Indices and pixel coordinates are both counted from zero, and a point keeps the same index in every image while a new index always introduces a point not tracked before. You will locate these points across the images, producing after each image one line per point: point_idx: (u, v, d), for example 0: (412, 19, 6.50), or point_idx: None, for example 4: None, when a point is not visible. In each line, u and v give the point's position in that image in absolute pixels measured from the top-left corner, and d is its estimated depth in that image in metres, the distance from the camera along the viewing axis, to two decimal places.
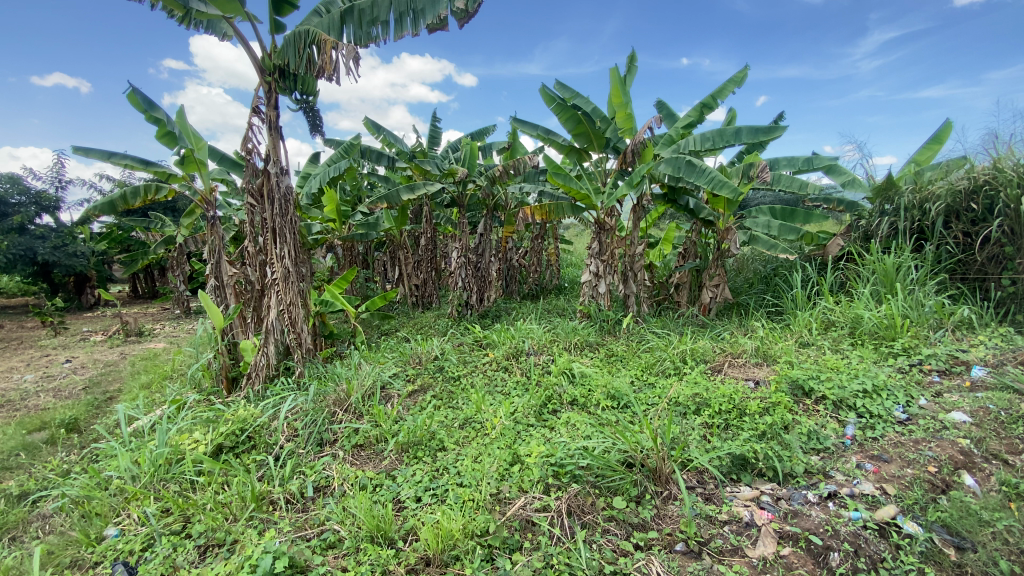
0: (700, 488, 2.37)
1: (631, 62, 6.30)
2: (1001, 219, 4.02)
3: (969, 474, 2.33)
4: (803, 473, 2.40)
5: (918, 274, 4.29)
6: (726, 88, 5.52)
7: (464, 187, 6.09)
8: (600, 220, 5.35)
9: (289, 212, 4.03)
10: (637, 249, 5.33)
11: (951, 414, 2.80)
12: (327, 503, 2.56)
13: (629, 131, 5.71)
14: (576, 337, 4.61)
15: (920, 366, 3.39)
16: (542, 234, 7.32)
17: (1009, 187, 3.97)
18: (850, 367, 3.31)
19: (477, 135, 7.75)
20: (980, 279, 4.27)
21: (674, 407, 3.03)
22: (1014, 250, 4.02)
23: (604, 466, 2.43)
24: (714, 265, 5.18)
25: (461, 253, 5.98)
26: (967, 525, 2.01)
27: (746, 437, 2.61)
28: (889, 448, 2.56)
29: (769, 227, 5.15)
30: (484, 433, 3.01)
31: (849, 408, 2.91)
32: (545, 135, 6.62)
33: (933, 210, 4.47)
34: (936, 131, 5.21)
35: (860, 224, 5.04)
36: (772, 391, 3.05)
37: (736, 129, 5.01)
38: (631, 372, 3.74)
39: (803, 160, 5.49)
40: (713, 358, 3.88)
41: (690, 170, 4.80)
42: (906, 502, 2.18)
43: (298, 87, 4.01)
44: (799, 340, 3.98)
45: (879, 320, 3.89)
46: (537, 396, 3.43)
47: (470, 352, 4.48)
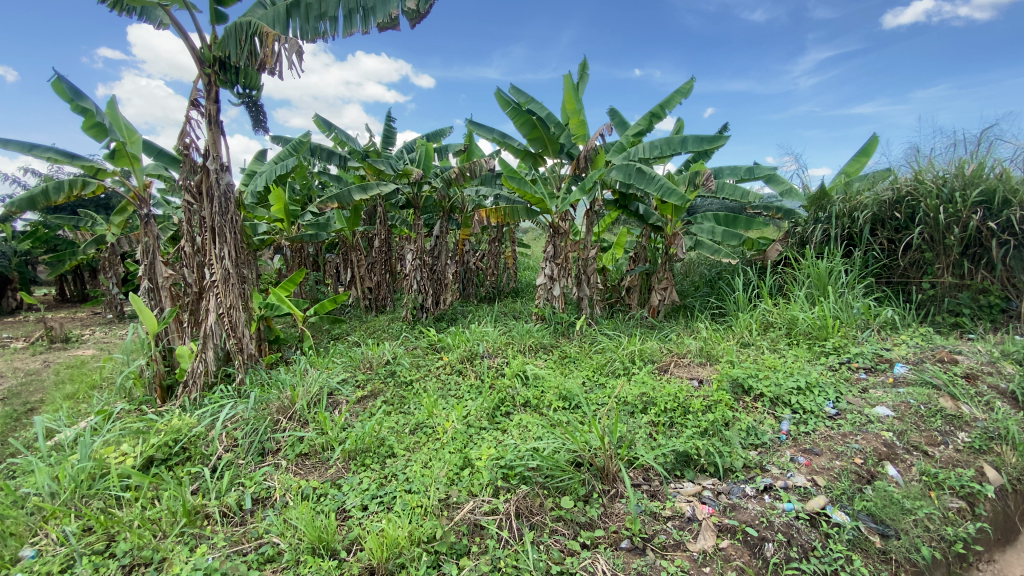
0: (645, 486, 2.42)
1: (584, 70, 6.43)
2: (920, 228, 4.42)
3: (892, 466, 2.52)
4: (741, 468, 2.49)
5: (848, 278, 4.58)
6: (673, 98, 5.73)
7: (419, 188, 6.01)
8: (554, 223, 5.41)
9: (230, 212, 3.84)
10: (590, 253, 5.41)
11: (875, 408, 2.99)
12: (267, 515, 2.44)
13: (582, 138, 5.82)
14: (531, 339, 4.63)
15: (849, 364, 3.61)
16: (498, 237, 7.32)
17: (928, 199, 4.35)
18: (786, 366, 3.48)
19: (433, 137, 7.69)
20: (902, 283, 4.65)
21: (623, 406, 3.09)
22: (933, 256, 4.42)
23: (553, 466, 2.44)
24: (662, 268, 5.34)
25: (416, 255, 5.88)
26: (890, 514, 2.18)
27: (689, 434, 2.69)
28: (820, 441, 2.70)
29: (713, 233, 5.37)
30: (435, 438, 2.95)
31: (784, 404, 3.06)
32: (500, 139, 6.64)
33: (862, 219, 4.78)
34: (863, 145, 5.58)
35: (797, 230, 5.32)
36: (715, 389, 3.16)
37: (683, 138, 5.20)
38: (583, 373, 3.78)
39: (745, 169, 5.75)
40: (660, 358, 3.99)
41: (639, 177, 4.95)
42: (835, 492, 2.31)
43: (239, 80, 3.84)
44: (741, 340, 4.15)
45: (813, 321, 4.12)
46: (490, 399, 3.41)
47: (423, 356, 4.40)
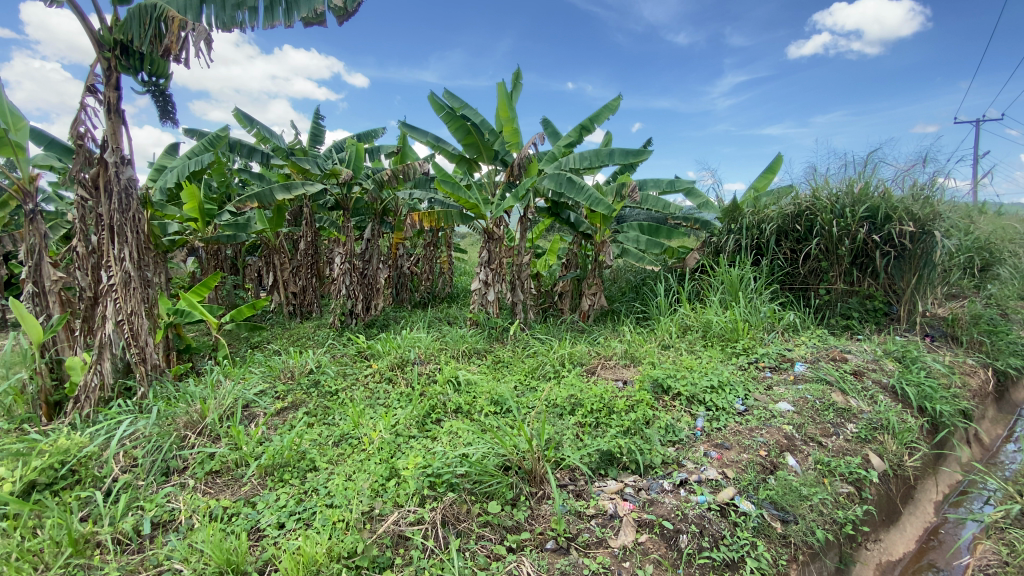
0: (571, 486, 2.48)
1: (517, 80, 6.53)
2: (817, 239, 4.87)
3: (791, 456, 2.76)
4: (660, 464, 2.62)
5: (756, 284, 4.96)
6: (601, 112, 5.96)
7: (349, 190, 5.79)
8: (488, 229, 5.41)
9: (133, 209, 3.50)
10: (524, 259, 5.48)
11: (778, 404, 3.25)
12: (169, 540, 2.24)
13: (516, 145, 5.89)
14: (465, 345, 4.61)
15: (756, 363, 3.90)
16: (433, 241, 7.23)
17: (823, 214, 4.82)
18: (701, 366, 3.71)
19: (364, 137, 7.48)
20: (803, 289, 5.12)
21: (552, 409, 3.14)
22: (828, 265, 4.91)
23: (481, 472, 2.42)
24: (592, 274, 5.52)
25: (344, 259, 5.67)
26: (790, 500, 2.38)
27: (613, 433, 2.79)
28: (730, 436, 2.89)
29: (638, 242, 5.71)
30: (360, 449, 2.85)
31: (700, 402, 3.25)
32: (435, 142, 6.59)
33: (769, 230, 5.19)
34: (769, 163, 6.09)
35: (712, 240, 5.69)
36: (637, 389, 3.31)
37: (611, 151, 5.41)
38: (515, 378, 3.81)
39: (667, 182, 6.09)
40: (588, 360, 4.11)
41: (570, 187, 5.10)
42: (743, 483, 2.47)
43: (144, 67, 3.53)
44: (663, 342, 4.37)
45: (725, 324, 4.42)
46: (420, 406, 3.35)
47: (351, 364, 4.24)
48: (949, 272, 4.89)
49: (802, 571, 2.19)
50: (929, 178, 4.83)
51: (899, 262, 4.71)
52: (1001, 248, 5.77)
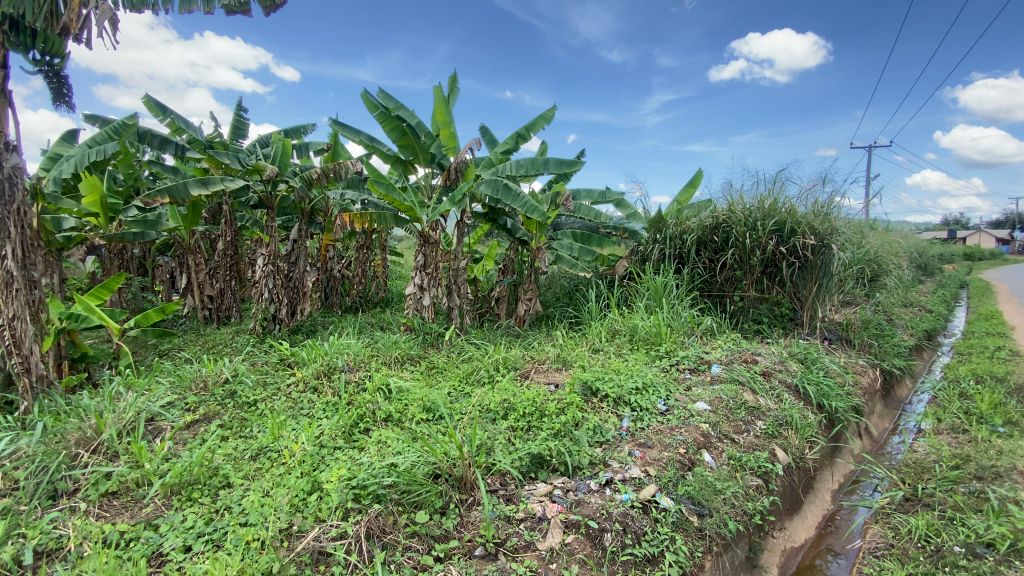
0: (501, 491, 2.49)
1: (454, 84, 6.52)
2: (732, 250, 5.25)
3: (707, 452, 2.93)
4: (588, 464, 2.69)
5: (678, 291, 5.25)
6: (537, 122, 6.08)
7: (274, 188, 5.46)
8: (424, 232, 5.31)
9: (18, 201, 3.11)
10: (460, 263, 5.45)
11: (696, 403, 3.45)
12: (53, 572, 1.99)
13: (452, 149, 5.86)
14: (397, 351, 4.50)
15: (677, 365, 4.13)
16: (366, 243, 7.03)
17: (738, 227, 5.20)
18: (627, 368, 3.86)
19: (292, 133, 7.15)
20: (720, 296, 5.48)
21: (484, 414, 3.14)
22: (741, 274, 5.30)
23: (409, 481, 2.37)
24: (527, 280, 5.59)
25: (268, 261, 5.36)
26: (705, 495, 2.52)
27: (543, 437, 2.83)
28: (653, 435, 3.04)
29: (571, 249, 5.96)
30: (280, 463, 2.70)
31: (625, 403, 3.38)
32: (368, 142, 6.42)
33: (689, 241, 5.53)
34: (691, 178, 6.49)
35: (640, 248, 5.97)
36: (567, 393, 3.38)
37: (545, 159, 5.54)
38: (449, 383, 3.77)
39: (598, 193, 6.33)
40: (522, 365, 4.16)
41: (506, 193, 5.16)
42: (663, 480, 2.60)
43: (37, 44, 3.20)
44: (593, 347, 4.51)
45: (650, 328, 4.64)
46: (347, 416, 3.22)
47: (272, 372, 4.01)
48: (844, 282, 5.44)
49: (716, 561, 2.34)
50: (827, 197, 5.36)
51: (803, 272, 5.17)
52: (886, 261, 6.51)
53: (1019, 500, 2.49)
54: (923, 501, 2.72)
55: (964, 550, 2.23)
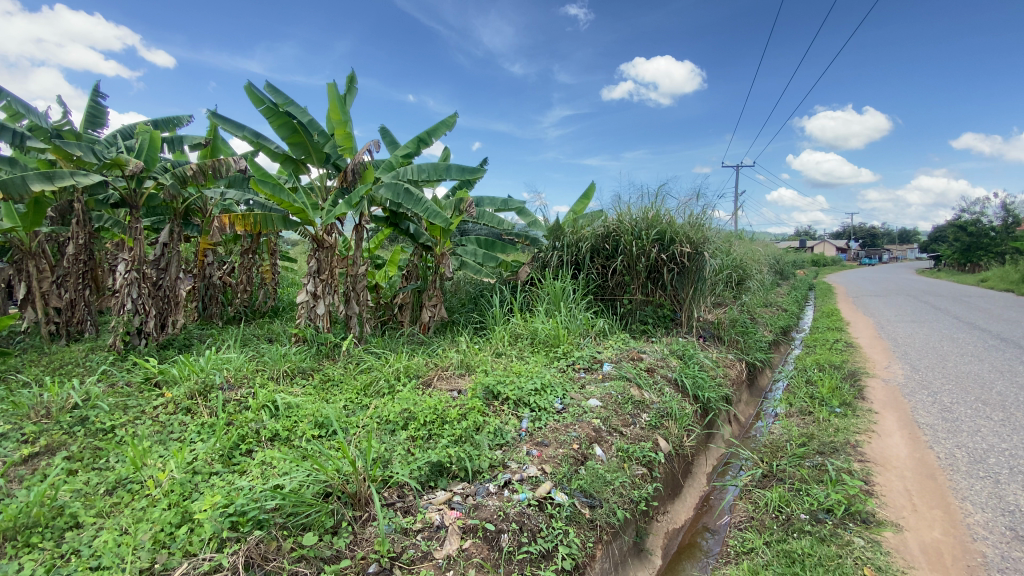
0: (399, 503, 2.41)
1: (352, 83, 6.29)
2: (622, 257, 5.65)
3: (598, 446, 3.11)
4: (487, 468, 2.72)
5: (575, 295, 5.51)
6: (438, 127, 6.05)
7: (139, 185, 4.81)
8: (318, 236, 5.02)
9: None
10: (359, 269, 5.23)
11: (589, 400, 3.65)
12: None
13: (348, 150, 5.61)
14: (287, 364, 4.20)
15: (573, 365, 4.34)
16: (253, 247, 6.49)
17: (626, 235, 5.61)
18: (527, 371, 3.97)
19: (163, 124, 6.40)
20: (611, 299, 5.86)
21: (383, 426, 3.04)
22: (630, 279, 5.72)
23: (296, 502, 2.22)
24: (431, 286, 5.53)
25: (130, 267, 4.71)
26: (595, 487, 2.67)
27: (444, 444, 2.81)
28: (549, 434, 3.15)
29: (475, 255, 6.04)
30: (143, 495, 2.38)
31: (525, 404, 3.48)
32: (254, 138, 5.95)
33: (584, 248, 5.85)
34: (586, 190, 6.86)
35: (540, 255, 6.20)
36: (469, 398, 3.40)
37: (448, 166, 5.53)
38: (344, 396, 3.60)
39: (501, 201, 6.46)
40: (424, 372, 4.09)
41: (407, 197, 5.08)
42: (558, 476, 2.70)
43: None
44: (496, 351, 4.56)
45: (549, 331, 4.82)
46: (225, 438, 2.93)
47: (135, 394, 3.52)
48: (716, 285, 6.07)
49: (605, 549, 2.47)
50: (701, 210, 5.97)
51: (680, 277, 5.69)
52: (750, 266, 7.40)
53: (851, 470, 2.97)
54: (777, 476, 3.09)
55: (809, 517, 2.58)
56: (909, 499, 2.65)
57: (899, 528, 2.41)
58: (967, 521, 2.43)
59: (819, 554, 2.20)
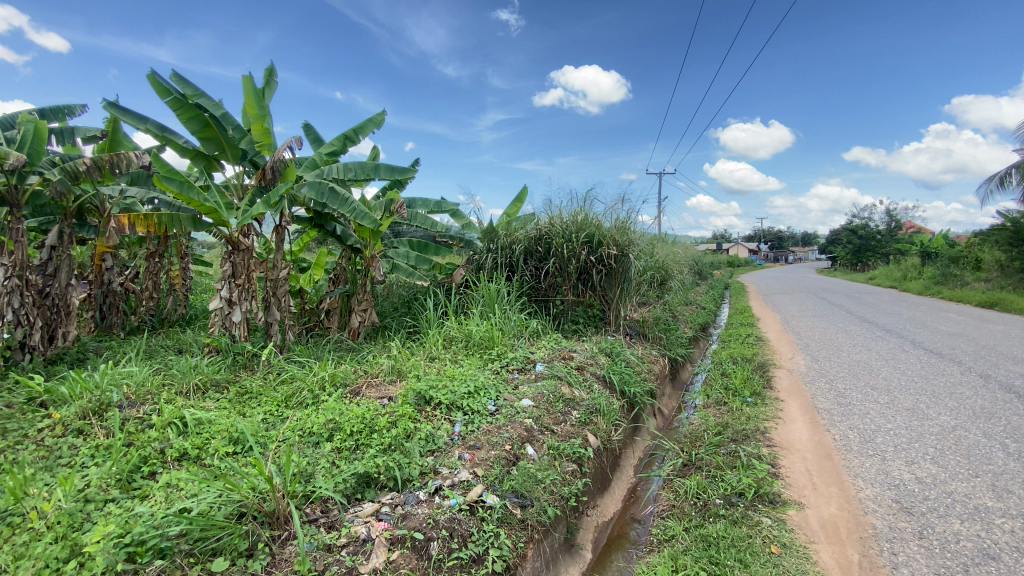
0: (322, 519, 2.29)
1: (270, 77, 5.94)
2: (553, 259, 5.75)
3: (530, 446, 3.13)
4: (418, 475, 2.65)
5: (509, 297, 5.54)
6: (366, 125, 5.87)
7: (22, 181, 4.22)
8: (232, 238, 4.67)
9: None
10: (280, 273, 4.94)
11: (522, 401, 3.68)
12: None
13: (267, 147, 5.28)
14: (197, 377, 3.86)
15: (507, 366, 4.35)
16: (159, 250, 5.94)
17: (557, 238, 5.73)
18: (461, 374, 3.94)
19: (50, 113, 5.70)
20: (544, 300, 5.95)
21: (306, 439, 2.88)
22: (562, 280, 5.83)
23: (205, 526, 2.04)
24: (360, 290, 5.31)
25: (10, 273, 4.14)
26: (526, 486, 2.68)
27: (372, 453, 2.70)
28: (481, 436, 3.13)
29: (407, 257, 5.92)
30: (22, 530, 2.08)
31: (457, 408, 3.43)
32: (159, 131, 5.46)
33: (518, 250, 5.90)
34: (518, 193, 6.94)
35: (475, 258, 6.16)
36: (399, 404, 3.30)
37: (376, 165, 5.37)
38: (263, 409, 3.38)
39: (434, 202, 6.36)
40: (352, 380, 3.93)
41: (332, 197, 4.88)
42: (490, 479, 2.68)
43: None
44: (429, 355, 4.47)
45: (483, 334, 4.80)
46: (124, 461, 2.64)
47: (15, 416, 3.09)
48: (641, 285, 6.35)
49: (536, 548, 2.49)
50: (626, 214, 6.24)
51: (608, 278, 5.89)
52: (672, 267, 7.79)
53: (760, 455, 3.21)
54: (696, 464, 3.26)
55: (723, 501, 2.75)
56: (809, 479, 2.90)
57: (802, 506, 2.63)
58: (858, 496, 2.69)
59: (732, 536, 2.34)
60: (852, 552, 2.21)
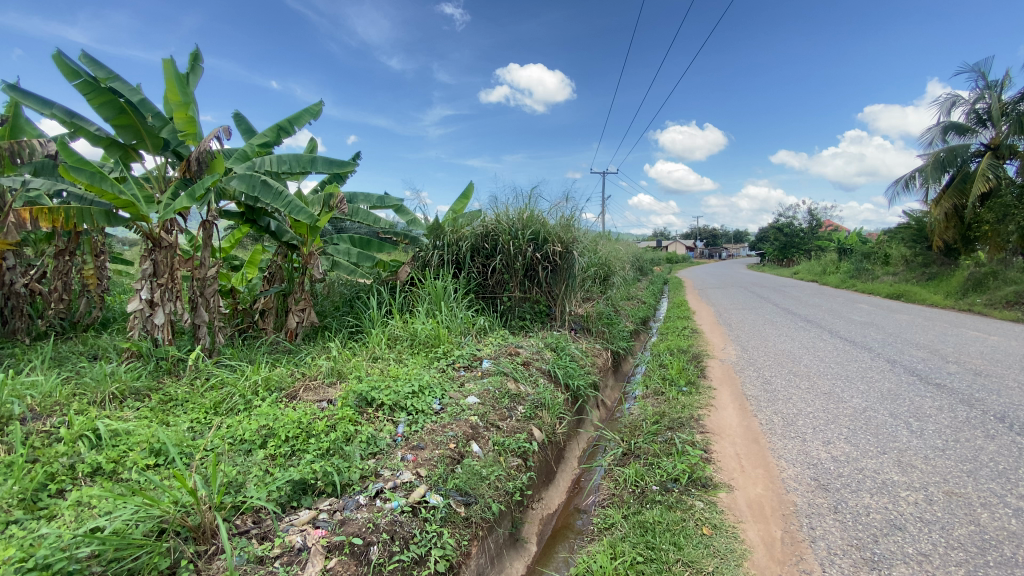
0: (254, 530, 2.17)
1: (196, 62, 5.55)
2: (500, 256, 5.76)
3: (475, 443, 3.11)
4: (358, 479, 2.57)
5: (456, 294, 5.49)
6: (302, 116, 5.61)
7: None
8: (152, 234, 4.33)
9: None
10: (208, 271, 4.62)
11: (468, 398, 3.65)
12: None
13: (192, 137, 4.90)
14: (113, 385, 3.55)
15: (453, 364, 4.31)
16: (70, 247, 5.40)
17: (504, 235, 5.73)
18: (405, 373, 3.85)
19: None
20: (491, 297, 5.94)
21: (237, 447, 2.72)
22: (508, 276, 5.84)
23: (120, 545, 1.87)
24: (298, 288, 5.08)
25: None
26: (471, 484, 2.67)
27: (308, 459, 2.60)
28: (425, 436, 3.08)
29: (348, 254, 5.74)
30: None
31: (401, 408, 3.36)
32: (68, 117, 4.96)
33: (464, 247, 5.85)
34: (464, 190, 6.88)
35: (420, 254, 6.04)
36: (339, 407, 3.19)
37: (312, 157, 5.15)
38: (189, 417, 3.15)
39: (376, 197, 6.19)
40: (288, 384, 3.76)
41: (264, 190, 4.64)
42: (434, 479, 2.65)
43: None
44: (372, 355, 4.34)
45: (429, 332, 4.73)
46: (26, 479, 2.37)
47: None
48: (585, 281, 6.48)
49: (480, 545, 2.48)
50: (571, 211, 6.35)
51: (554, 274, 5.97)
52: (614, 263, 8.01)
53: (694, 442, 3.37)
54: (635, 453, 3.37)
55: (660, 487, 2.86)
56: (738, 462, 3.07)
57: (731, 488, 2.78)
58: (782, 476, 2.87)
59: (667, 521, 2.44)
60: (775, 529, 2.36)
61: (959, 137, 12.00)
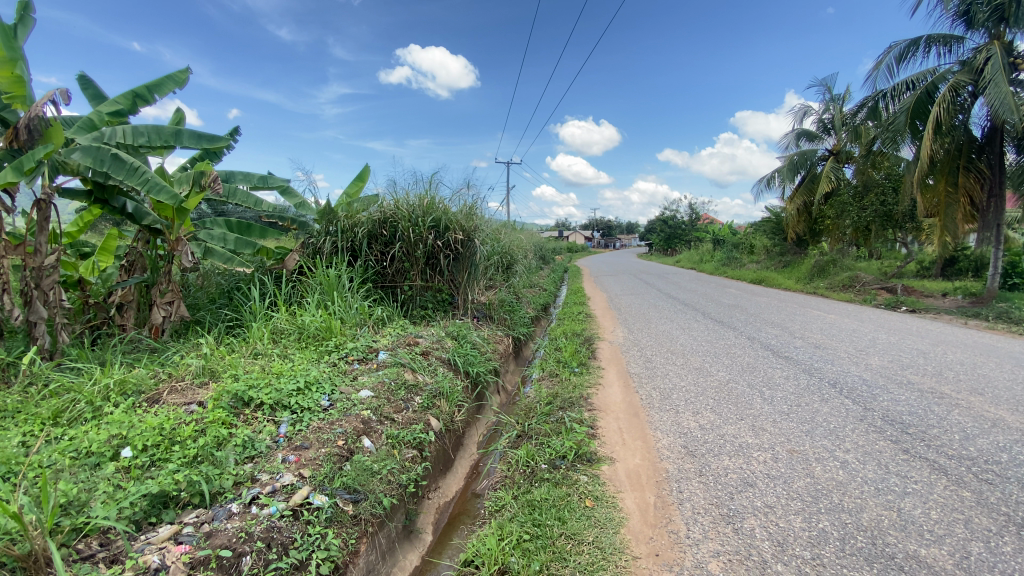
0: (101, 554, 1.91)
1: (25, 11, 4.63)
2: (399, 243, 5.58)
3: (366, 438, 3.00)
4: (231, 486, 2.37)
5: (350, 284, 5.23)
6: (165, 83, 4.95)
7: None
8: None
9: None
10: (46, 259, 3.93)
11: (360, 392, 3.51)
12: None
13: (23, 101, 4.07)
14: None
15: (346, 357, 4.11)
16: None
17: (403, 221, 5.56)
18: (290, 370, 3.60)
19: None
20: (391, 286, 5.76)
21: (81, 461, 2.36)
22: (408, 264, 5.69)
23: None
24: (165, 278, 4.52)
25: None
26: (360, 481, 2.59)
27: (171, 468, 2.34)
28: (310, 434, 2.92)
29: (225, 240, 5.27)
30: None
31: (284, 407, 3.15)
32: None
33: (359, 234, 5.58)
34: (360, 172, 6.55)
35: (311, 241, 5.67)
36: (209, 409, 2.89)
37: (176, 130, 4.58)
38: (19, 430, 2.67)
39: (258, 177, 5.66)
40: (150, 386, 3.33)
41: (116, 165, 4.04)
42: (318, 478, 2.51)
43: None
44: (253, 351, 4.00)
45: (319, 324, 4.47)
46: None
47: None
48: (486, 269, 6.51)
49: (370, 541, 2.41)
50: (471, 199, 6.33)
51: (455, 263, 5.95)
52: (516, 252, 8.15)
53: (582, 420, 3.57)
54: (528, 434, 3.48)
55: (549, 465, 2.99)
56: (620, 436, 3.31)
57: (612, 460, 2.99)
58: (657, 446, 3.14)
59: (554, 497, 2.56)
60: (649, 496, 2.58)
61: (808, 143, 13.83)
